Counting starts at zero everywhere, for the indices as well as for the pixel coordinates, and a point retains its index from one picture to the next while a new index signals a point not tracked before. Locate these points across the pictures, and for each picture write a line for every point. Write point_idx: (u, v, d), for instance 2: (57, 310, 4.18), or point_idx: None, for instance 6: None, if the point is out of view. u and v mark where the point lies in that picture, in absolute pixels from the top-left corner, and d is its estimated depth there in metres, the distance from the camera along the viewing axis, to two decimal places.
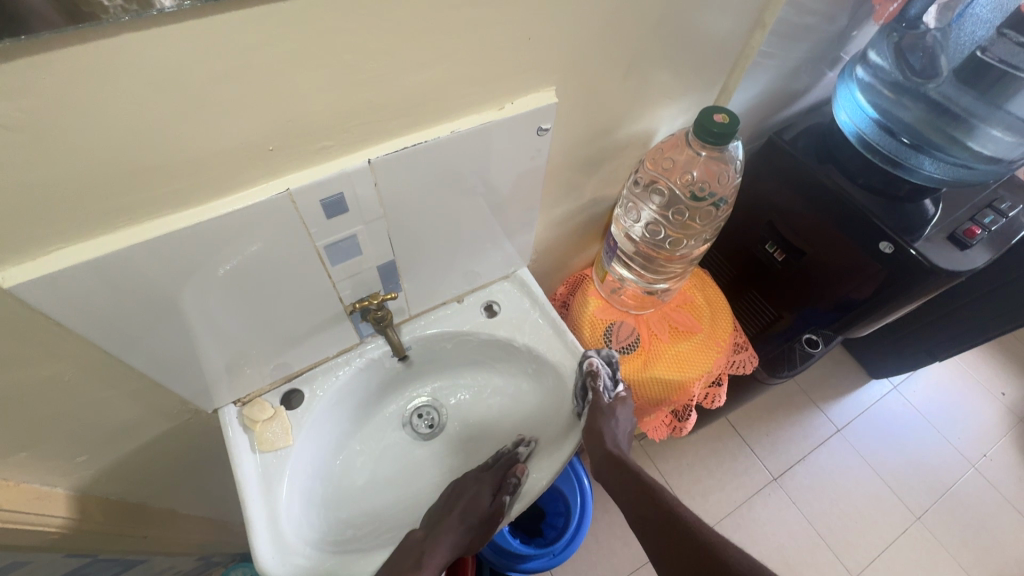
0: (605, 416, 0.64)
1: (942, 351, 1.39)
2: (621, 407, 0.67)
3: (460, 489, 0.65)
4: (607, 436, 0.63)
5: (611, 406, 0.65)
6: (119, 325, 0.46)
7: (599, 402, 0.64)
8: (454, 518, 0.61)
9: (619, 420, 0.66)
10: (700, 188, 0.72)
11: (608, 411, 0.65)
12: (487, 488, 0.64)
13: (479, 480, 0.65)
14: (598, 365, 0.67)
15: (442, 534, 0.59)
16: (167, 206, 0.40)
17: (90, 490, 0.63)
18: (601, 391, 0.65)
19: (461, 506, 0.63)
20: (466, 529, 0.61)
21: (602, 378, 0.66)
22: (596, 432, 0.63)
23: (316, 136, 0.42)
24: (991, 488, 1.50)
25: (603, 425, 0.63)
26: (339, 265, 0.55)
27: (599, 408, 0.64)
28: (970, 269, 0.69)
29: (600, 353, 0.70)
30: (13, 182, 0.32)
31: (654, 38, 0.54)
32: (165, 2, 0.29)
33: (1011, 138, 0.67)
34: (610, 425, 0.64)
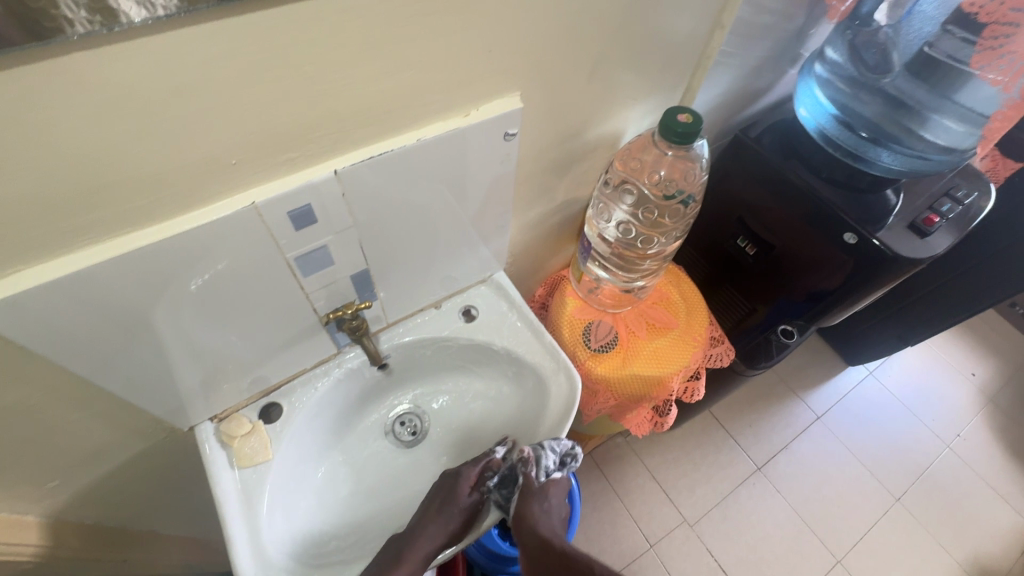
0: (536, 500, 0.66)
1: (913, 336, 1.43)
2: (553, 489, 0.68)
3: (443, 483, 0.65)
4: (538, 522, 0.65)
5: (543, 488, 0.66)
6: (87, 347, 0.45)
7: (529, 487, 0.65)
8: (430, 517, 0.62)
9: (549, 502, 0.68)
10: (668, 187, 0.73)
11: (538, 495, 0.66)
12: (465, 480, 0.64)
13: (459, 473, 0.65)
14: (533, 453, 0.65)
15: (418, 537, 0.60)
16: (130, 224, 0.40)
17: (64, 516, 0.62)
18: (534, 475, 0.65)
19: (440, 500, 0.63)
20: (449, 519, 0.62)
21: (534, 467, 0.65)
22: (526, 520, 0.65)
23: (281, 148, 0.42)
24: (966, 468, 1.54)
25: (534, 510, 0.65)
26: (311, 276, 0.55)
27: (530, 491, 0.66)
28: (928, 256, 0.72)
29: (555, 447, 0.65)
30: None
31: (616, 42, 0.55)
32: (132, 15, 0.28)
33: (962, 129, 0.69)
34: (540, 508, 0.66)
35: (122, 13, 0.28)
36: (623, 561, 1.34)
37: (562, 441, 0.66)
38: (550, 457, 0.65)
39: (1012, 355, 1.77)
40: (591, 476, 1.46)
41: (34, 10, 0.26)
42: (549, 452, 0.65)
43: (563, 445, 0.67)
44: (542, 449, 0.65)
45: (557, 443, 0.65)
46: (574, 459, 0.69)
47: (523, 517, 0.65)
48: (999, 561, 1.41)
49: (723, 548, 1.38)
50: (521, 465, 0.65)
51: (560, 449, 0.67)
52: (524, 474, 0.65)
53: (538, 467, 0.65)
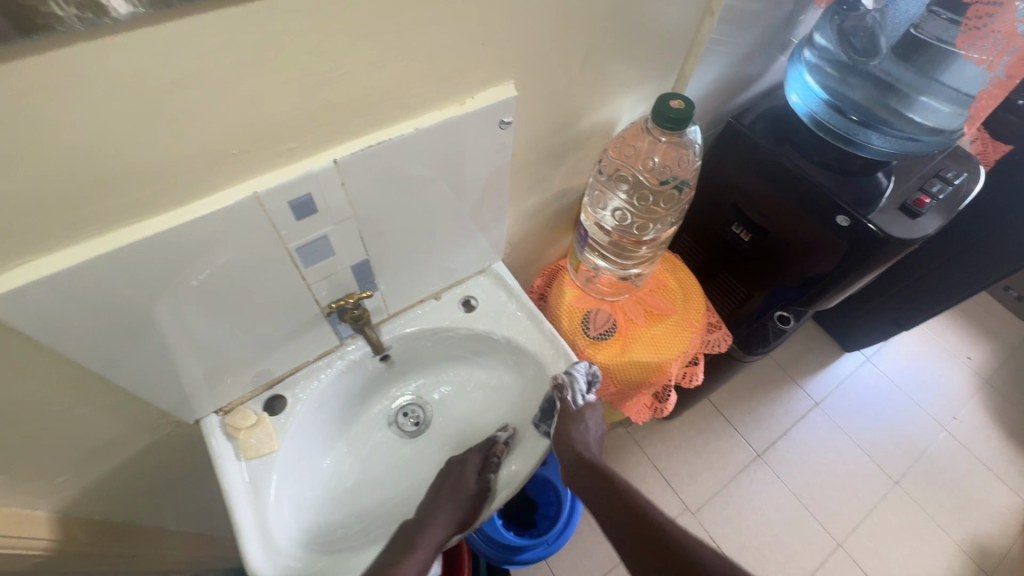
0: (575, 423, 0.69)
1: (908, 320, 1.44)
2: (589, 412, 0.71)
3: (447, 472, 0.68)
4: (577, 440, 0.69)
5: (580, 411, 0.69)
6: (93, 339, 0.46)
7: (568, 410, 0.68)
8: (441, 502, 0.65)
9: (588, 422, 0.71)
10: (661, 173, 0.74)
11: (576, 417, 0.69)
12: (471, 466, 0.68)
13: (463, 460, 0.68)
14: (567, 378, 0.68)
15: (430, 524, 0.63)
16: (133, 215, 0.41)
17: (72, 512, 0.63)
18: (571, 400, 0.68)
19: (449, 486, 0.66)
20: (458, 505, 0.65)
21: (569, 391, 0.67)
22: (566, 438, 0.68)
23: (280, 138, 0.43)
24: (963, 449, 1.56)
25: (573, 431, 0.68)
26: (312, 267, 0.56)
27: (569, 414, 0.68)
28: (920, 237, 0.73)
29: (581, 368, 0.70)
30: None
31: (607, 29, 0.55)
32: (119, 8, 0.29)
33: (948, 109, 0.71)
34: (578, 429, 0.69)
35: (111, 8, 0.28)
36: None
37: (580, 363, 0.71)
38: (582, 380, 0.69)
39: (1007, 337, 1.79)
40: None
41: (25, 8, 0.26)
42: (579, 374, 0.69)
43: (585, 369, 0.71)
44: (573, 372, 0.68)
45: (581, 367, 0.70)
46: (597, 381, 0.73)
47: (562, 437, 0.68)
48: (997, 540, 1.43)
49: (725, 533, 1.39)
50: (558, 390, 0.68)
51: (585, 373, 0.71)
52: (561, 400, 0.67)
53: (574, 390, 0.67)
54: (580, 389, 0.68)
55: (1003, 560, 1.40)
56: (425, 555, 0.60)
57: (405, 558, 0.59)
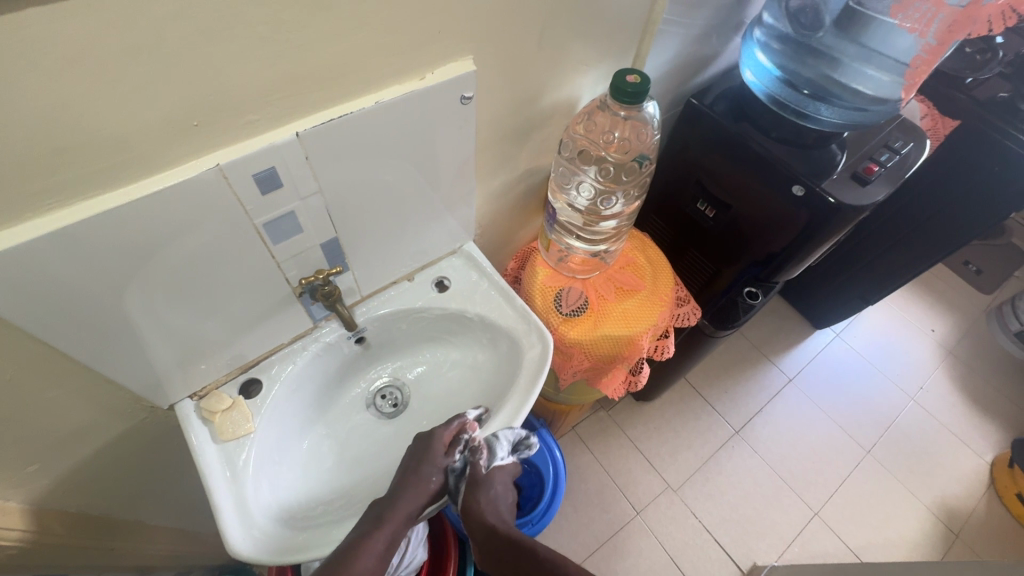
0: (483, 489, 0.64)
1: (872, 294, 1.50)
2: (500, 475, 0.66)
3: (418, 446, 0.65)
4: (484, 508, 0.63)
5: (489, 475, 0.65)
6: (60, 317, 0.46)
7: (476, 475, 0.64)
8: (409, 478, 0.62)
9: (498, 487, 0.66)
10: (622, 147, 0.77)
11: (485, 482, 0.64)
12: (439, 441, 0.64)
13: (432, 436, 0.65)
14: (485, 441, 0.66)
15: (400, 498, 0.60)
16: (97, 186, 0.41)
17: (48, 504, 0.62)
18: (482, 463, 0.65)
19: (416, 462, 0.64)
20: (428, 481, 0.62)
21: (484, 454, 0.65)
22: (474, 509, 0.63)
23: (241, 110, 0.44)
24: (930, 418, 1.63)
25: (480, 498, 0.63)
26: (281, 244, 0.57)
27: (476, 480, 0.64)
28: (870, 203, 0.77)
29: (508, 434, 0.67)
30: None
31: (562, 7, 0.57)
32: None
33: (887, 79, 0.75)
34: (485, 496, 0.64)
35: None
36: (613, 529, 1.38)
37: (515, 430, 0.67)
38: (503, 444, 0.66)
39: (968, 309, 1.86)
40: (577, 450, 1.50)
41: None
42: (501, 442, 0.66)
43: (514, 435, 0.68)
44: (495, 437, 0.66)
45: (513, 432, 0.67)
46: (526, 447, 0.69)
47: (468, 507, 0.63)
48: (963, 502, 1.49)
49: (707, 509, 1.43)
50: (471, 455, 0.65)
51: (512, 437, 0.68)
52: (472, 464, 0.64)
53: (490, 454, 0.65)
54: (501, 451, 0.66)
55: (970, 520, 1.46)
56: (394, 529, 0.59)
57: (372, 534, 0.58)
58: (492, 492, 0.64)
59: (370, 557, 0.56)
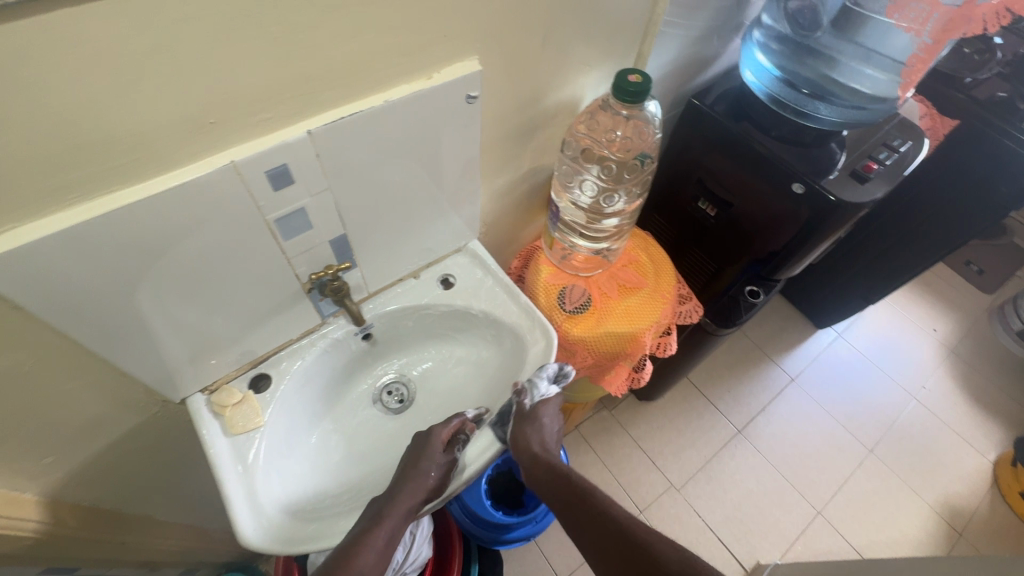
0: (530, 422, 0.69)
1: (874, 293, 1.51)
2: (546, 410, 0.70)
3: (417, 443, 0.66)
4: (532, 439, 0.68)
5: (534, 412, 0.69)
6: (78, 309, 0.47)
7: (523, 412, 0.69)
8: (408, 474, 0.63)
9: (545, 419, 0.70)
10: (625, 145, 0.78)
11: (531, 417, 0.69)
12: (437, 437, 0.66)
13: (430, 433, 0.66)
14: (526, 384, 0.69)
15: (399, 494, 0.61)
16: (116, 181, 0.42)
17: (62, 496, 0.63)
18: (527, 402, 0.69)
19: (415, 458, 0.64)
20: (426, 475, 0.63)
21: (527, 395, 0.69)
22: (521, 441, 0.68)
23: (254, 108, 0.45)
24: (932, 417, 1.63)
25: (527, 432, 0.68)
26: (291, 240, 0.58)
27: (523, 417, 0.69)
28: (869, 201, 0.78)
29: (546, 373, 0.69)
30: None
31: (565, 8, 0.59)
32: None
33: (884, 78, 0.76)
34: (532, 428, 0.69)
35: None
36: None
37: (550, 365, 0.70)
38: (543, 381, 0.69)
39: (970, 309, 1.87)
40: (580, 449, 1.50)
41: None
42: (543, 377, 0.69)
43: (554, 369, 0.71)
44: (533, 379, 0.69)
45: (548, 368, 0.70)
46: (565, 375, 0.72)
47: (516, 439, 0.68)
48: (966, 501, 1.49)
49: (710, 507, 1.43)
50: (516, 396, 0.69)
51: (553, 372, 0.71)
52: (518, 403, 0.69)
53: (533, 395, 0.69)
54: (544, 386, 0.69)
55: (973, 519, 1.46)
56: (394, 524, 0.59)
57: (372, 530, 0.58)
58: (538, 425, 0.68)
59: (370, 553, 0.57)
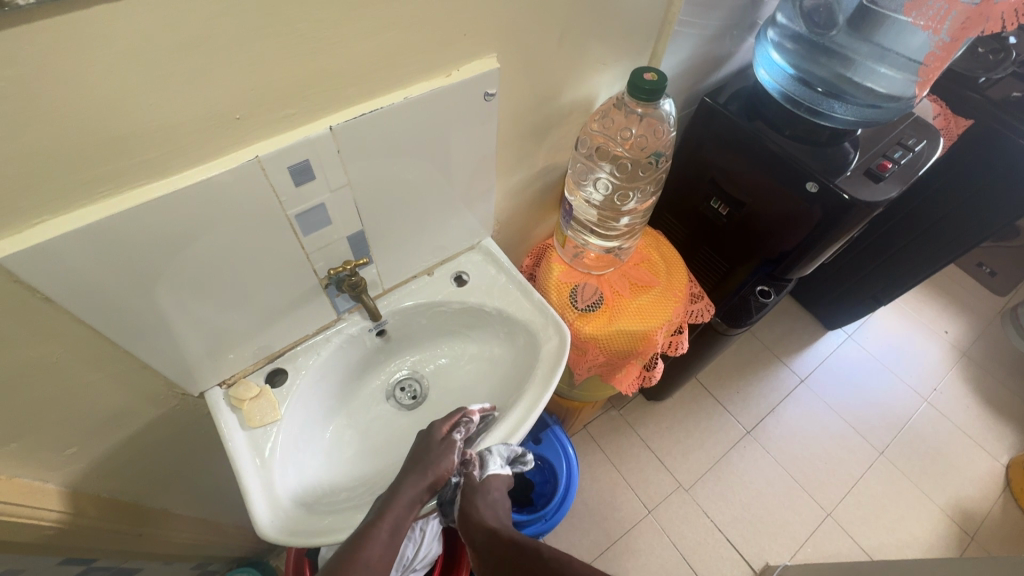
0: (480, 496, 0.67)
1: (885, 294, 1.50)
2: (498, 485, 0.68)
3: (419, 439, 0.66)
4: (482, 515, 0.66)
5: (484, 485, 0.67)
6: (104, 301, 0.48)
7: (472, 483, 0.67)
8: (412, 467, 0.63)
9: (495, 495, 0.68)
10: (639, 143, 0.79)
11: (482, 489, 0.67)
12: (438, 430, 0.66)
13: (431, 427, 0.67)
14: (477, 455, 0.68)
15: (401, 486, 0.61)
16: (144, 175, 0.43)
17: (82, 487, 0.64)
18: (477, 474, 0.67)
19: (418, 452, 0.65)
20: (429, 466, 0.63)
21: (477, 467, 0.67)
22: (472, 515, 0.66)
23: (279, 104, 0.46)
24: (943, 419, 1.62)
25: (475, 506, 0.66)
26: (311, 235, 0.59)
27: (473, 487, 0.67)
28: (885, 199, 0.78)
29: (501, 450, 0.67)
30: (8, 150, 0.36)
31: (583, 6, 0.59)
32: None
33: (900, 77, 0.76)
34: (483, 503, 0.67)
35: None
36: (624, 528, 1.39)
37: (508, 445, 0.67)
38: (497, 458, 0.67)
39: (982, 312, 1.85)
40: (588, 448, 1.51)
41: None
42: (494, 456, 0.67)
43: (508, 450, 0.68)
44: (486, 452, 0.67)
45: (505, 448, 0.67)
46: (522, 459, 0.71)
47: (468, 513, 0.67)
48: (978, 504, 1.48)
49: (718, 508, 1.43)
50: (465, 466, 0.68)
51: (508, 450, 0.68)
52: (466, 474, 0.68)
53: (483, 467, 0.67)
54: (495, 464, 0.67)
55: (985, 522, 1.45)
56: (399, 514, 0.59)
57: (378, 521, 0.58)
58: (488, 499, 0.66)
59: (376, 547, 0.57)
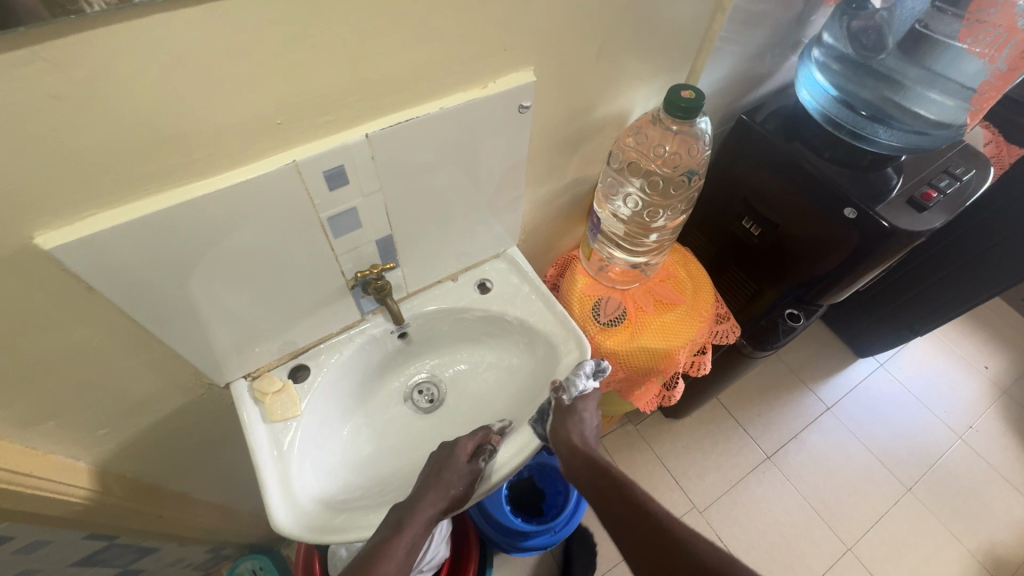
0: (569, 417, 0.69)
1: (922, 324, 1.44)
2: (586, 404, 0.70)
3: (440, 454, 0.66)
4: (572, 433, 0.68)
5: (573, 407, 0.69)
6: (143, 293, 0.50)
7: (562, 406, 0.69)
8: (431, 482, 0.64)
9: (585, 415, 0.70)
10: (672, 160, 0.77)
11: (571, 412, 0.69)
12: (462, 449, 0.66)
13: (455, 443, 0.67)
14: (564, 380, 0.70)
15: (419, 502, 0.61)
16: (188, 175, 0.45)
17: (110, 467, 0.67)
18: (565, 398, 0.69)
19: (438, 468, 0.65)
20: (449, 484, 0.63)
21: (565, 391, 0.69)
22: (562, 432, 0.68)
23: (318, 111, 0.47)
24: (979, 459, 1.54)
25: (565, 425, 0.68)
26: (341, 238, 0.59)
27: (562, 411, 0.69)
28: (927, 229, 0.75)
29: (584, 369, 0.70)
30: (67, 147, 0.37)
31: (623, 21, 0.59)
32: None
33: (950, 103, 0.73)
34: (573, 423, 0.69)
35: None
36: None
37: (587, 364, 0.71)
38: (582, 379, 0.70)
39: None
40: None
41: None
42: (581, 375, 0.69)
43: (592, 366, 0.71)
44: (571, 378, 0.70)
45: (585, 367, 0.70)
46: (604, 371, 0.73)
47: (557, 432, 0.68)
48: (1012, 551, 1.40)
49: (734, 533, 1.40)
50: (555, 392, 0.70)
51: (591, 369, 0.71)
52: (557, 399, 0.69)
53: (570, 391, 0.69)
54: (583, 382, 0.69)
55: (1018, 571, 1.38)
56: (415, 533, 0.59)
57: (393, 539, 0.59)
58: (578, 419, 0.68)
59: (392, 561, 0.58)
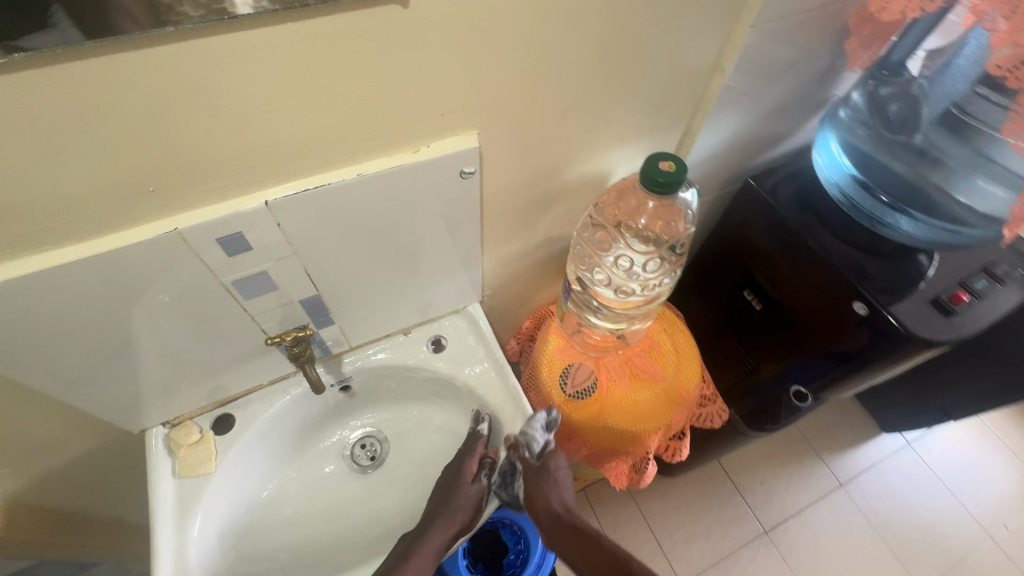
0: (543, 478, 0.67)
1: (958, 410, 1.28)
2: (554, 460, 0.69)
3: (448, 476, 0.66)
4: (550, 498, 0.67)
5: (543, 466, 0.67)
6: (16, 355, 0.46)
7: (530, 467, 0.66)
8: (439, 509, 0.63)
9: (557, 472, 0.69)
10: (646, 235, 0.68)
11: (543, 472, 0.68)
12: (468, 471, 0.65)
13: (460, 465, 0.66)
14: (520, 437, 0.66)
15: (429, 531, 0.61)
16: (55, 240, 0.40)
17: (23, 499, 0.65)
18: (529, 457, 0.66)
19: (445, 494, 0.65)
20: (457, 509, 0.63)
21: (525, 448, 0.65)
22: (538, 499, 0.67)
23: (206, 176, 0.42)
24: (1011, 566, 1.37)
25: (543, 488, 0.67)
26: (253, 299, 0.55)
27: (532, 472, 0.67)
28: (950, 339, 0.63)
29: (538, 421, 0.66)
30: None
31: (591, 83, 0.52)
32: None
33: (1001, 193, 0.60)
34: (548, 484, 0.68)
35: None
36: None
37: (540, 414, 0.67)
38: (539, 432, 0.66)
39: None
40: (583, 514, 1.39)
41: None
42: (536, 428, 0.65)
43: (544, 418, 0.67)
44: (528, 432, 0.65)
45: (539, 418, 0.66)
46: (557, 419, 0.69)
47: (534, 497, 0.67)
48: None
49: None
50: (514, 452, 0.66)
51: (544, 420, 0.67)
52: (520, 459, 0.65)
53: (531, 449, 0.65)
54: (540, 436, 0.65)
55: None
56: (423, 563, 0.60)
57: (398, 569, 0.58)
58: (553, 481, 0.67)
59: None
